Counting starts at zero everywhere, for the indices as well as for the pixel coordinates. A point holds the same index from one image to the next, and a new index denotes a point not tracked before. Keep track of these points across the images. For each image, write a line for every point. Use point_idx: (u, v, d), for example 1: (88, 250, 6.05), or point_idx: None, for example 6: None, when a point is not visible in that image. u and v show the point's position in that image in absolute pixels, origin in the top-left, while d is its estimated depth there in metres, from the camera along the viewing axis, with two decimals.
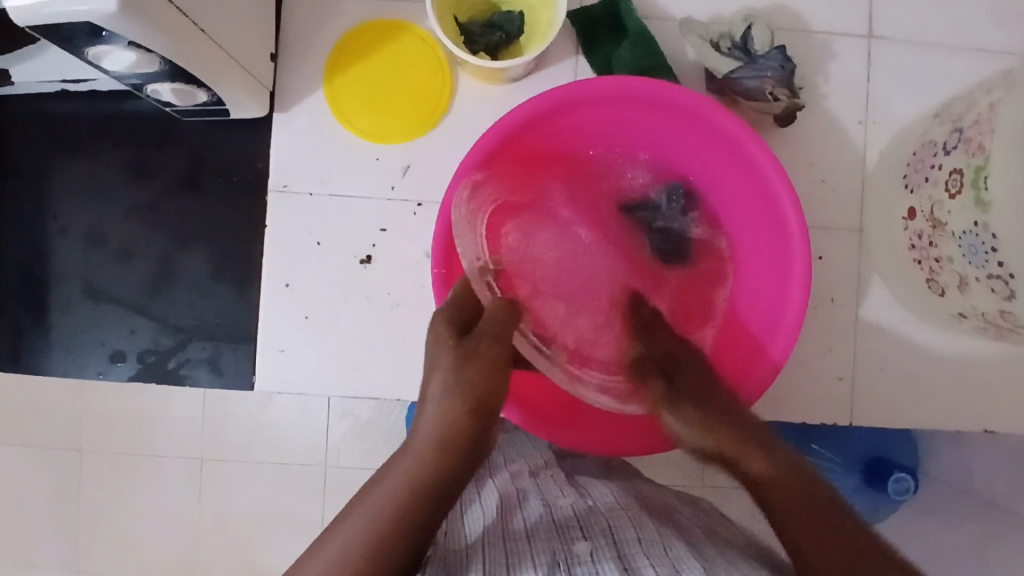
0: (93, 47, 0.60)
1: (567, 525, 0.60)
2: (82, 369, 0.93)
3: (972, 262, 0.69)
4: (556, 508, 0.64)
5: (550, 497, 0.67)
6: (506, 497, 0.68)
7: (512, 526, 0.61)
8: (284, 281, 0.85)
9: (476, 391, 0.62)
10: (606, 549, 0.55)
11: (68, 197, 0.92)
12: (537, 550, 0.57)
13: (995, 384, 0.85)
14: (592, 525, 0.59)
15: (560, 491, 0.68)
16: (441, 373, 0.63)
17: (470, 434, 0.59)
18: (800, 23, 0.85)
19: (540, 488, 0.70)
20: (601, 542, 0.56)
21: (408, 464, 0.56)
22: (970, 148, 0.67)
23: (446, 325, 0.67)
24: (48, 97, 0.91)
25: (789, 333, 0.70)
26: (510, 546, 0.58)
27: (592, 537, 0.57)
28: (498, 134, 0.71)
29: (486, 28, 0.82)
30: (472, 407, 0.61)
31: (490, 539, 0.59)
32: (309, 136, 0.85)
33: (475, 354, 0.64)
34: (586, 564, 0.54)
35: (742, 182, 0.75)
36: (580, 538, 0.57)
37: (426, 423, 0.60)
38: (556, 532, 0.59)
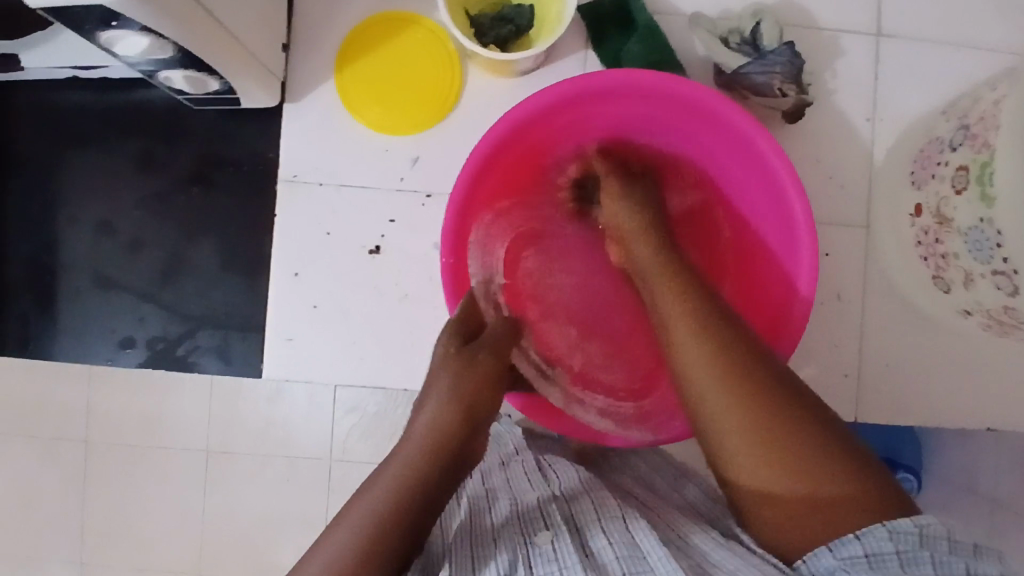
0: (106, 33, 0.61)
1: (529, 514, 0.61)
2: (92, 355, 0.94)
3: (977, 258, 0.69)
4: (522, 497, 0.64)
5: (518, 492, 0.65)
6: (473, 495, 0.66)
7: (478, 522, 0.61)
8: (293, 270, 0.86)
9: (472, 394, 0.67)
10: (571, 546, 0.57)
11: (80, 184, 0.93)
12: (500, 546, 0.57)
13: (998, 382, 0.85)
14: (556, 515, 0.60)
15: (528, 483, 0.66)
16: (440, 382, 0.67)
17: (462, 440, 0.63)
18: (808, 20, 0.86)
19: (506, 478, 0.68)
20: (564, 534, 0.58)
21: (404, 464, 0.60)
22: (975, 144, 0.67)
23: (449, 336, 0.72)
24: (60, 86, 0.92)
25: (799, 320, 0.70)
26: (475, 541, 0.58)
27: (555, 528, 0.58)
28: (507, 124, 0.70)
29: (496, 20, 0.82)
30: (466, 416, 0.65)
31: (456, 538, 0.59)
32: (321, 128, 0.86)
33: (474, 362, 0.69)
34: (547, 559, 0.56)
35: (750, 172, 0.75)
36: (545, 531, 0.58)
37: (421, 427, 0.64)
38: (521, 525, 0.60)
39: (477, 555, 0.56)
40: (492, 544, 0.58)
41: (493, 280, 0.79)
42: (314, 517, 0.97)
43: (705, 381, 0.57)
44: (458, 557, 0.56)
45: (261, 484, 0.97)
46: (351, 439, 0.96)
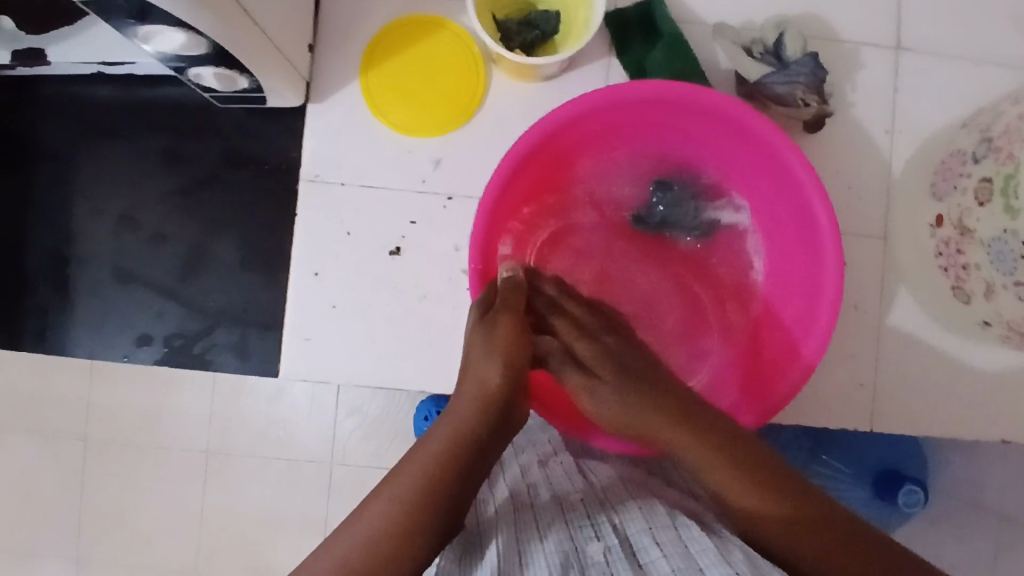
0: (142, 27, 0.61)
1: (579, 523, 0.60)
2: (109, 349, 0.93)
3: (1000, 269, 0.70)
4: (565, 497, 0.64)
5: (559, 491, 0.66)
6: (514, 490, 0.67)
7: (523, 516, 0.62)
8: (314, 269, 0.85)
9: (507, 352, 0.68)
10: (621, 556, 0.55)
11: (101, 179, 0.93)
12: (547, 541, 0.58)
13: (1013, 395, 0.85)
14: (603, 522, 0.59)
15: (568, 482, 0.67)
16: (481, 343, 0.69)
17: (503, 394, 0.66)
18: (830, 32, 0.87)
19: (546, 478, 0.68)
20: (615, 544, 0.56)
21: (446, 430, 0.63)
22: (1000, 157, 0.68)
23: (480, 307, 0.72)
24: (83, 80, 0.92)
25: (821, 339, 0.70)
26: (521, 527, 0.60)
27: (604, 536, 0.57)
28: (540, 131, 0.71)
29: (523, 25, 0.83)
30: (506, 370, 0.67)
31: (502, 523, 0.61)
32: (344, 128, 0.86)
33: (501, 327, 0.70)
34: (598, 566, 0.55)
35: (776, 187, 0.76)
36: (592, 537, 0.58)
37: (469, 387, 0.67)
38: (568, 526, 0.60)
39: (523, 548, 0.57)
40: (537, 539, 0.58)
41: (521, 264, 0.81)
42: (317, 518, 0.97)
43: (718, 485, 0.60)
44: (504, 541, 0.58)
45: (267, 484, 0.97)
46: (351, 443, 0.97)
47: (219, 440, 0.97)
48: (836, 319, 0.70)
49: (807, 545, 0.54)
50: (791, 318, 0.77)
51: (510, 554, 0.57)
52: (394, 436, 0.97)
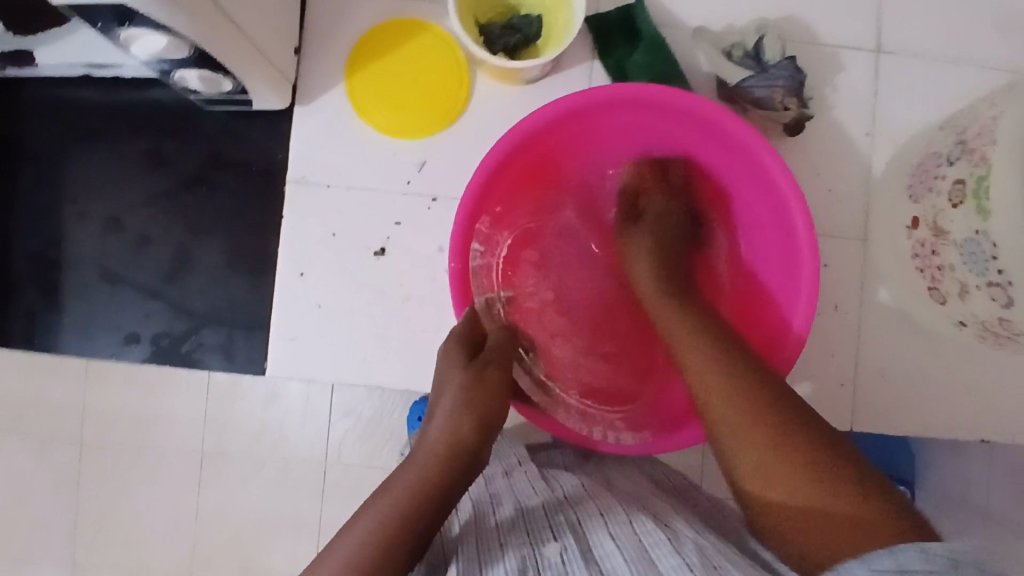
0: (124, 30, 0.62)
1: (538, 527, 0.61)
2: (96, 350, 0.94)
3: (973, 270, 0.71)
4: (526, 503, 0.66)
5: (522, 498, 0.67)
6: (479, 503, 0.68)
7: (486, 533, 0.63)
8: (299, 270, 0.87)
9: (482, 404, 0.69)
10: (578, 556, 0.57)
11: (90, 181, 0.94)
12: (507, 552, 0.59)
13: (993, 395, 0.86)
14: (562, 524, 0.61)
15: (532, 489, 0.68)
16: (452, 388, 0.69)
17: (472, 444, 0.65)
18: (811, 35, 0.88)
19: (510, 487, 0.70)
20: (571, 545, 0.58)
21: (418, 469, 0.62)
22: (973, 158, 0.69)
23: (457, 346, 0.73)
24: (73, 83, 0.93)
25: (796, 342, 0.71)
26: (483, 542, 0.61)
27: (562, 538, 0.59)
28: (520, 133, 0.72)
29: (506, 29, 0.84)
30: (478, 421, 0.67)
31: (465, 540, 0.62)
32: (328, 130, 0.87)
33: (483, 377, 0.71)
34: (555, 567, 0.57)
35: (756, 190, 0.77)
36: (550, 539, 0.59)
37: (437, 429, 0.66)
38: (526, 531, 0.61)
39: (482, 562, 0.59)
40: (498, 550, 0.60)
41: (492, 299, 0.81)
42: (308, 517, 0.98)
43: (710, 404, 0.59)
44: (466, 561, 0.59)
45: (255, 482, 0.98)
46: (345, 442, 0.98)
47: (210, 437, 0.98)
48: (813, 317, 0.70)
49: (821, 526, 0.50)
50: (766, 323, 0.78)
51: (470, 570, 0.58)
52: (388, 436, 0.98)
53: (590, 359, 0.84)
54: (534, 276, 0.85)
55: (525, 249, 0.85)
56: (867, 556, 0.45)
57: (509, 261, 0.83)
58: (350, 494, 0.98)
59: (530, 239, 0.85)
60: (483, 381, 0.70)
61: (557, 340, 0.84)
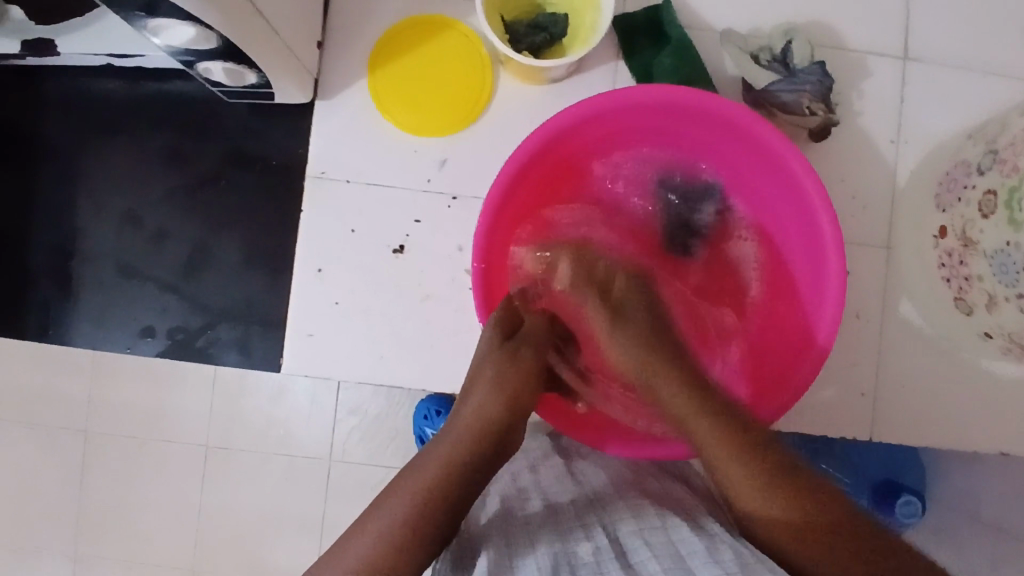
0: (153, 20, 0.61)
1: (571, 525, 0.61)
2: (110, 342, 0.93)
3: (1003, 281, 0.70)
4: (556, 502, 0.65)
5: (550, 494, 0.67)
6: (505, 493, 0.68)
7: (515, 522, 0.62)
8: (317, 266, 0.86)
9: (514, 388, 0.68)
10: (612, 555, 0.56)
11: (107, 171, 0.93)
12: (539, 547, 0.58)
13: (1014, 408, 0.85)
14: (594, 524, 0.60)
15: (559, 487, 0.68)
16: (487, 369, 0.69)
17: (501, 428, 0.65)
18: (838, 41, 0.87)
19: (537, 482, 0.70)
20: (605, 545, 0.57)
21: (443, 452, 0.61)
22: (1004, 169, 0.69)
23: (495, 325, 0.72)
24: (92, 74, 0.92)
25: (826, 341, 0.70)
26: (513, 533, 0.60)
27: (595, 537, 0.58)
28: (547, 132, 0.71)
29: (531, 28, 0.83)
30: (509, 406, 0.66)
31: (493, 528, 0.61)
32: (349, 126, 0.86)
33: (517, 359, 0.70)
34: (588, 565, 0.56)
35: (781, 196, 0.76)
36: (582, 538, 0.59)
37: (467, 411, 0.66)
38: (558, 528, 0.61)
39: (514, 549, 0.58)
40: (528, 540, 0.59)
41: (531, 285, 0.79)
42: (314, 515, 0.97)
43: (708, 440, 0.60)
44: (497, 550, 0.58)
45: (265, 480, 0.97)
46: (356, 442, 0.97)
47: (219, 434, 0.97)
48: (841, 317, 0.69)
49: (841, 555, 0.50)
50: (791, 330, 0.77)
51: (500, 561, 0.56)
52: (394, 437, 0.97)
53: None
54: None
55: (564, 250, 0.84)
56: None
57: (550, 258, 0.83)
58: (357, 493, 0.97)
59: (568, 240, 0.84)
60: (513, 366, 0.69)
61: None
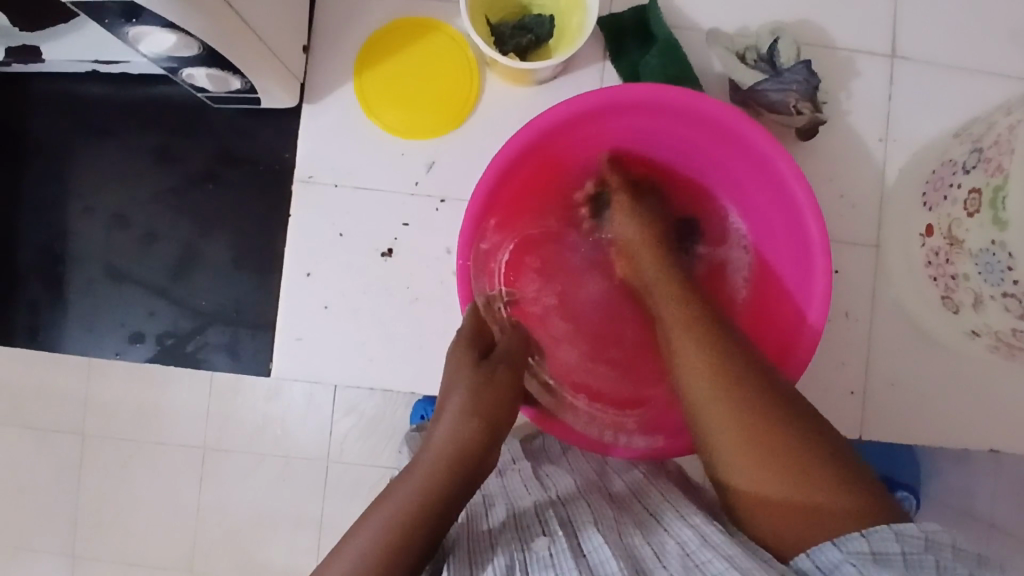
0: (133, 27, 0.61)
1: (529, 524, 0.62)
2: (100, 347, 0.93)
3: (988, 280, 0.70)
4: (518, 503, 0.66)
5: (514, 499, 0.67)
6: (470, 503, 0.67)
7: (478, 531, 0.61)
8: (305, 270, 0.86)
9: (490, 414, 0.66)
10: (567, 549, 0.57)
11: (96, 177, 0.93)
12: (497, 549, 0.58)
13: (1004, 405, 0.85)
14: (552, 521, 0.61)
15: (524, 489, 0.69)
16: (462, 391, 0.67)
17: (477, 455, 0.63)
18: (825, 40, 0.87)
19: (503, 488, 0.70)
20: (562, 539, 0.58)
21: (420, 479, 0.59)
22: (989, 167, 0.68)
23: (467, 347, 0.71)
24: (81, 79, 0.92)
25: (812, 341, 0.70)
26: (474, 540, 0.60)
27: (552, 532, 0.59)
28: (533, 131, 0.71)
29: (517, 30, 0.83)
30: (483, 430, 0.64)
31: (458, 542, 0.60)
32: (336, 129, 0.86)
33: (492, 381, 0.69)
34: (542, 561, 0.57)
35: (768, 197, 0.76)
36: (540, 534, 0.60)
37: (441, 434, 0.64)
38: (518, 530, 0.61)
39: (475, 558, 0.57)
40: (489, 548, 0.59)
41: (493, 297, 0.79)
42: (309, 516, 0.98)
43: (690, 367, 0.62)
44: (457, 558, 0.57)
45: (258, 480, 0.97)
46: (347, 441, 0.97)
47: (214, 434, 0.98)
48: (828, 310, 0.70)
49: (801, 520, 0.52)
50: (778, 334, 0.76)
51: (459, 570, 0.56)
52: (391, 434, 0.97)
53: (594, 365, 0.83)
54: (535, 280, 0.85)
55: (524, 255, 0.84)
56: (842, 538, 0.49)
57: (510, 265, 0.82)
58: (350, 494, 0.98)
59: (528, 245, 0.84)
60: (492, 387, 0.68)
61: (560, 345, 0.83)
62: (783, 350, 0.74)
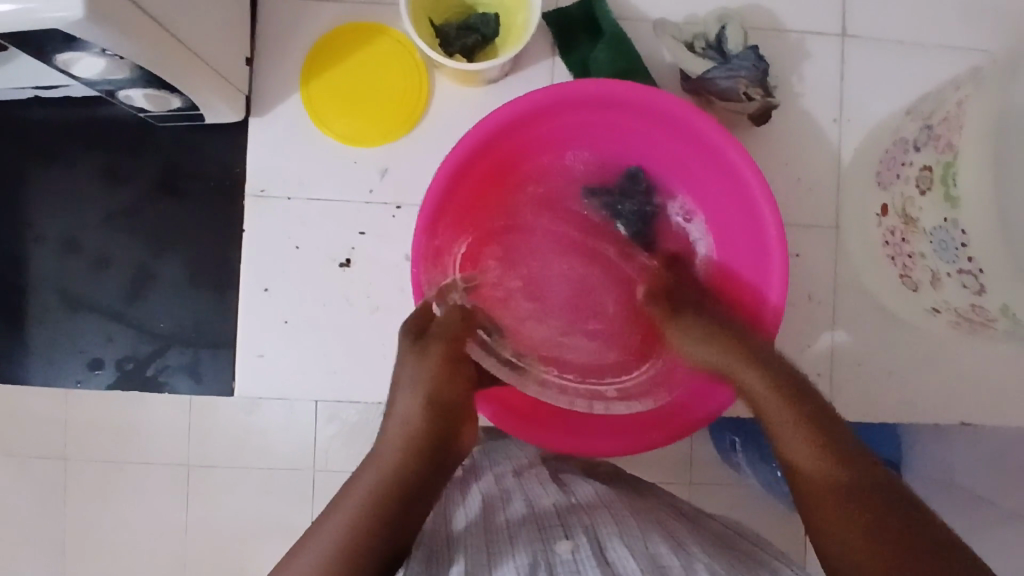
0: (61, 54, 0.60)
1: (550, 526, 0.59)
2: (61, 376, 0.92)
3: (943, 258, 0.70)
4: (538, 502, 0.64)
5: (533, 497, 0.66)
6: (487, 496, 0.67)
7: (494, 525, 0.61)
8: (263, 286, 0.85)
9: (438, 390, 0.64)
10: (590, 553, 0.54)
11: (44, 203, 0.91)
12: (517, 548, 0.56)
13: (971, 378, 0.86)
14: (575, 526, 0.59)
15: (543, 490, 0.67)
16: (406, 375, 0.64)
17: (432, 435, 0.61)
18: (775, 23, 0.86)
19: (521, 486, 0.68)
20: (585, 544, 0.56)
21: (376, 467, 0.57)
22: (939, 145, 0.68)
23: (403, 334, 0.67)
24: (22, 104, 0.90)
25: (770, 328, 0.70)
26: (490, 538, 0.59)
27: (574, 536, 0.57)
28: (482, 132, 0.70)
29: (462, 30, 0.82)
30: (433, 409, 0.62)
31: (472, 536, 0.60)
32: (285, 141, 0.85)
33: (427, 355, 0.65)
34: (567, 564, 0.54)
35: (719, 185, 0.76)
36: (562, 537, 0.57)
37: (394, 420, 0.62)
38: (537, 528, 0.59)
39: (493, 552, 0.57)
40: (508, 546, 0.57)
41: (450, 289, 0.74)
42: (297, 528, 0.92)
43: (798, 451, 0.55)
44: (472, 559, 0.56)
45: (242, 495, 0.93)
46: (332, 449, 0.90)
47: (198, 450, 0.92)
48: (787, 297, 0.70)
49: None
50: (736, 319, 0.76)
51: (476, 568, 0.55)
52: None
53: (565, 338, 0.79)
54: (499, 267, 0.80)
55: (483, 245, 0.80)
56: None
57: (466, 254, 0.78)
58: None
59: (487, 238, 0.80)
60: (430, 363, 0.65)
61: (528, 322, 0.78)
62: None
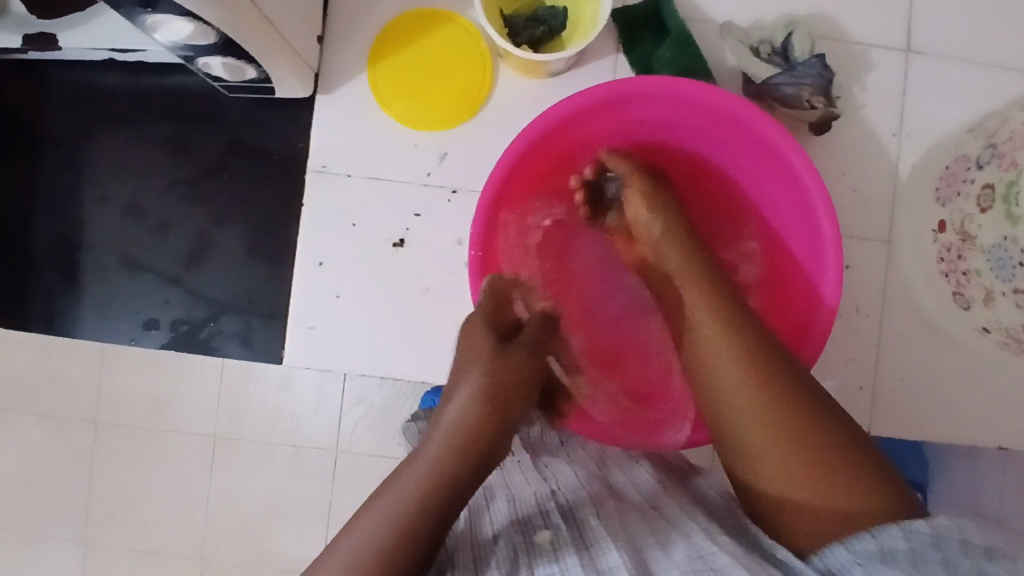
0: (151, 16, 0.62)
1: (532, 519, 0.60)
2: (115, 334, 0.94)
3: (1000, 276, 0.70)
4: (520, 494, 0.63)
5: (515, 489, 0.64)
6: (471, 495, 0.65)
7: (480, 536, 0.60)
8: (318, 260, 0.87)
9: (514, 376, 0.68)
10: (571, 543, 0.57)
11: (111, 165, 0.94)
12: (506, 550, 0.58)
13: (1013, 402, 0.85)
14: (556, 514, 0.60)
15: (523, 478, 0.65)
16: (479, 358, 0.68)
17: (501, 408, 0.65)
18: (841, 32, 0.86)
19: (501, 476, 0.66)
20: (565, 533, 0.58)
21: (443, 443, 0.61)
22: (1003, 163, 0.68)
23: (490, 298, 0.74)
24: (96, 67, 0.93)
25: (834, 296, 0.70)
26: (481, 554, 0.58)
27: (555, 525, 0.59)
28: (544, 123, 0.72)
29: (530, 21, 0.83)
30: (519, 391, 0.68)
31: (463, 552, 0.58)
32: (348, 119, 0.87)
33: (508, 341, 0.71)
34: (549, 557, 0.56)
35: (777, 184, 0.76)
36: (543, 527, 0.59)
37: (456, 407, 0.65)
38: (521, 524, 0.60)
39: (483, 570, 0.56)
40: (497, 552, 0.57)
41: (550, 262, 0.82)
42: (323, 501, 0.94)
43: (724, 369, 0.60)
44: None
45: (268, 471, 0.95)
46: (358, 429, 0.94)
47: (225, 424, 0.95)
48: (841, 291, 0.70)
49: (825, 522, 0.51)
50: (798, 305, 0.76)
51: None
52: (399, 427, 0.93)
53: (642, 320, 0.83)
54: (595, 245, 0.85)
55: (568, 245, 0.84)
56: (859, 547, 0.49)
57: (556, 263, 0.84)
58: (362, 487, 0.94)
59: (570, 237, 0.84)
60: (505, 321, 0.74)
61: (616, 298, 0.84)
62: (807, 317, 0.74)
